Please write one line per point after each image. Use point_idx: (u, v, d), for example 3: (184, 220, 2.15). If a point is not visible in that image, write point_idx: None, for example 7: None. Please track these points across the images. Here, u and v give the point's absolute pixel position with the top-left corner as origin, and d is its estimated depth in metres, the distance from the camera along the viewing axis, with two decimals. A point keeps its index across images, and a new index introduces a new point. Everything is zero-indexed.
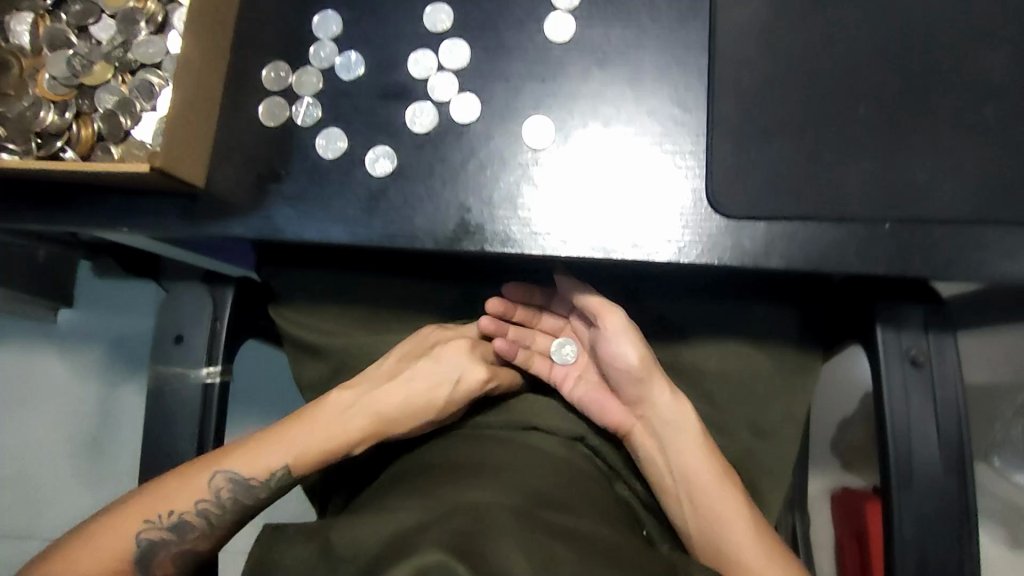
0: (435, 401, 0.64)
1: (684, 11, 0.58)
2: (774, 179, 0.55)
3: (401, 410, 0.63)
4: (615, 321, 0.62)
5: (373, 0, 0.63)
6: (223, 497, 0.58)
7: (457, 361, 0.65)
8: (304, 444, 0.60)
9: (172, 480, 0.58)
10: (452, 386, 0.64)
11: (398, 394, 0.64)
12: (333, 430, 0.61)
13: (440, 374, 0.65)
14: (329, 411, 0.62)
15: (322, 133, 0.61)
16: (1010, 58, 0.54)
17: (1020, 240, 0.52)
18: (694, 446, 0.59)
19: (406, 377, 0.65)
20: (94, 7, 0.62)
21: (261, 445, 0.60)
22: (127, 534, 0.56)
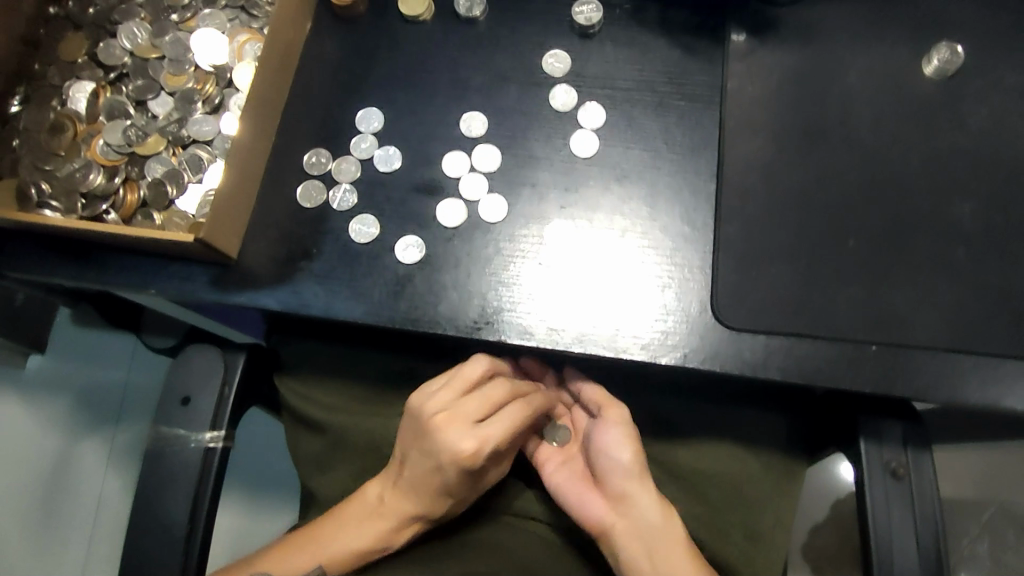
0: (443, 483, 0.61)
1: (697, 141, 0.65)
2: (773, 298, 0.60)
3: (422, 499, 0.62)
4: (616, 414, 0.64)
5: (414, 102, 0.69)
6: None
7: (441, 440, 0.60)
8: (336, 546, 0.61)
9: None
10: (450, 462, 0.60)
11: (411, 483, 0.62)
12: (361, 529, 0.62)
13: (428, 459, 0.61)
14: (360, 506, 0.63)
15: (356, 218, 0.65)
16: (980, 208, 0.61)
17: (991, 372, 0.57)
18: (680, 553, 0.60)
19: (412, 464, 0.62)
20: (155, 84, 0.67)
21: (294, 552, 0.62)
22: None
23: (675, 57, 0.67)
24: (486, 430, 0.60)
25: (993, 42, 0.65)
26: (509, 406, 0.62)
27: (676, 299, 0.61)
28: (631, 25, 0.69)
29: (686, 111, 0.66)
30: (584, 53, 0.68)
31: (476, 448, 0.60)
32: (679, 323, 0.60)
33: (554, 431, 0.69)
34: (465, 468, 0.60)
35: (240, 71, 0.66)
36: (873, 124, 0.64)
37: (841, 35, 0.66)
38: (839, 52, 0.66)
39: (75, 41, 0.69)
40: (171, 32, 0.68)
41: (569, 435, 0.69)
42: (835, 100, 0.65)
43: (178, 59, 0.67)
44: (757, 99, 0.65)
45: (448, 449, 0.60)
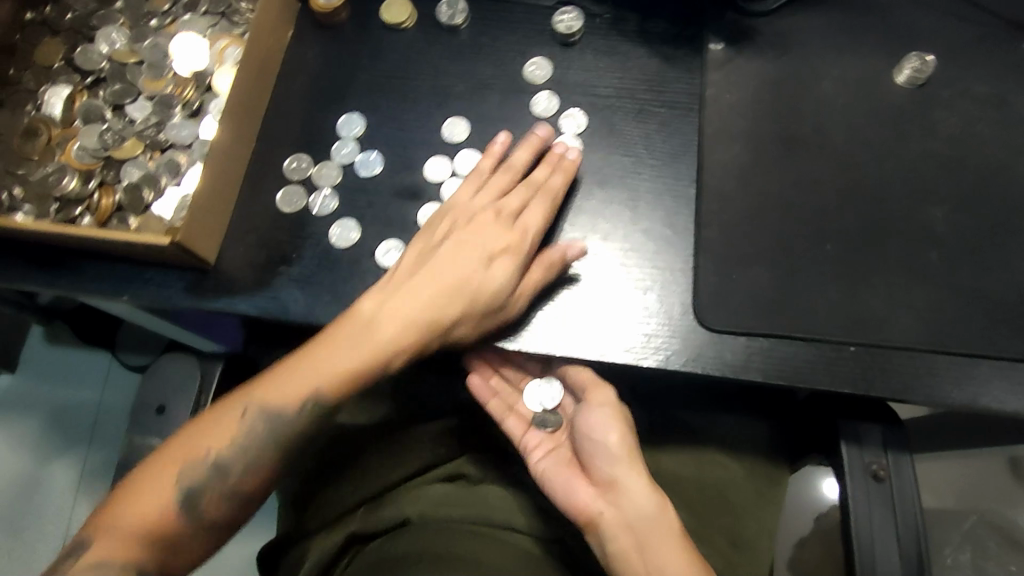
0: (477, 284, 0.56)
1: (677, 147, 0.66)
2: (753, 301, 0.60)
3: (438, 312, 0.56)
4: (603, 396, 0.62)
5: (396, 109, 0.69)
6: (258, 432, 0.54)
7: (484, 232, 0.58)
8: (331, 363, 0.55)
9: (201, 425, 0.54)
10: (480, 253, 0.57)
11: (432, 286, 0.56)
12: (359, 346, 0.55)
13: (466, 255, 0.57)
14: (353, 323, 0.56)
15: (337, 223, 0.65)
16: (952, 212, 0.62)
17: (965, 371, 0.58)
18: (672, 543, 0.57)
19: (436, 271, 0.57)
20: (132, 89, 0.67)
21: (291, 372, 0.55)
22: (162, 480, 0.51)
23: (654, 66, 0.68)
24: (525, 221, 0.60)
25: (962, 53, 0.67)
26: (533, 204, 0.61)
27: (658, 302, 0.61)
28: (611, 34, 0.70)
29: (666, 118, 0.67)
30: (565, 62, 0.69)
31: (517, 243, 0.58)
32: (661, 326, 0.60)
33: (543, 416, 0.66)
34: (498, 260, 0.57)
35: (220, 77, 0.66)
36: (848, 131, 0.65)
37: (816, 45, 0.68)
38: (813, 61, 0.67)
39: (52, 45, 0.68)
40: (150, 37, 0.68)
41: (558, 420, 0.66)
42: (810, 107, 0.66)
43: (157, 64, 0.67)
44: (734, 105, 0.66)
45: (481, 247, 0.57)
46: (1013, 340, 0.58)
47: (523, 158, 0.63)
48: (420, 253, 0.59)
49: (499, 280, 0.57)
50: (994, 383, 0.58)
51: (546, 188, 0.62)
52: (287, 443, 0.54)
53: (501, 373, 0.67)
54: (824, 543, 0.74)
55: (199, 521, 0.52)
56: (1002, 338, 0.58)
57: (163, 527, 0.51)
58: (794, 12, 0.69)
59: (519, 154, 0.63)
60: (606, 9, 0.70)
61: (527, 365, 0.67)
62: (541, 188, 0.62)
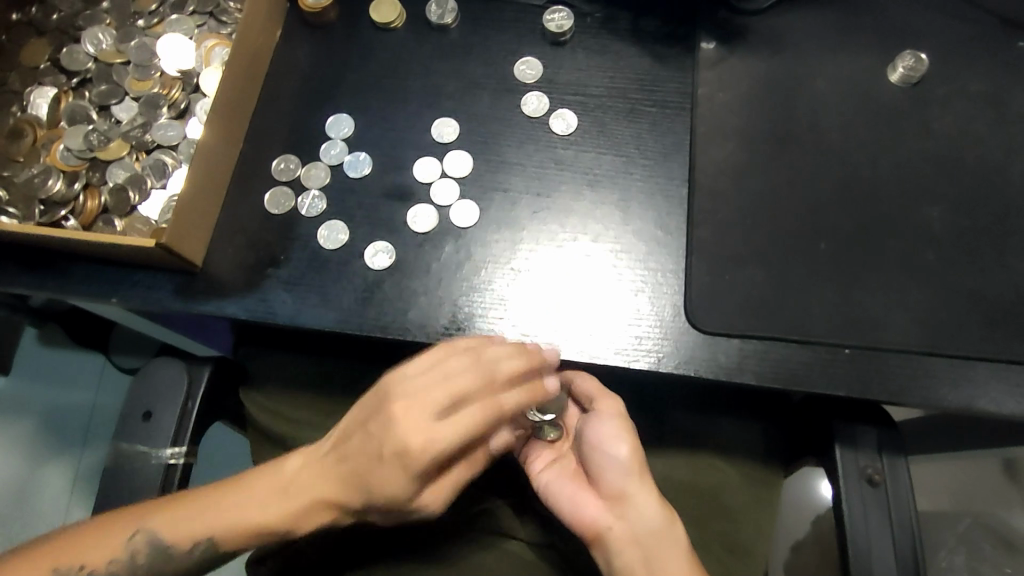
0: (376, 482, 0.51)
1: (668, 147, 0.65)
2: (747, 302, 0.60)
3: (343, 500, 0.53)
4: (611, 407, 0.61)
5: (385, 109, 0.68)
6: (138, 563, 0.52)
7: (404, 434, 0.50)
8: (235, 512, 0.54)
9: (96, 525, 0.53)
10: (390, 455, 0.50)
11: (346, 467, 0.53)
12: (266, 501, 0.54)
13: (381, 442, 0.51)
14: (275, 480, 0.55)
15: (325, 224, 0.64)
16: (947, 212, 0.62)
17: (961, 373, 0.57)
18: (678, 559, 0.56)
19: (354, 449, 0.53)
20: (119, 89, 0.66)
21: (199, 508, 0.54)
22: (34, 574, 0.51)
23: (646, 65, 0.68)
24: (441, 429, 0.50)
25: (957, 51, 0.67)
26: (472, 405, 0.52)
27: (649, 303, 0.61)
28: (602, 33, 0.69)
29: (657, 118, 0.66)
30: (555, 61, 0.68)
31: (424, 446, 0.50)
32: (652, 327, 0.60)
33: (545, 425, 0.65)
34: (402, 472, 0.50)
35: (207, 77, 0.65)
36: (842, 130, 0.64)
37: (809, 44, 0.67)
38: (807, 60, 0.67)
39: (39, 46, 0.68)
40: (137, 37, 0.67)
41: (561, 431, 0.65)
42: (804, 105, 0.65)
43: (144, 64, 0.66)
44: (726, 104, 0.65)
45: (394, 441, 0.50)
46: (1009, 341, 0.58)
47: (500, 351, 0.53)
48: (365, 408, 0.53)
49: (395, 487, 0.51)
50: (992, 385, 0.57)
51: (491, 390, 0.52)
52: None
53: None
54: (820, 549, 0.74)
55: None
56: (999, 339, 0.58)
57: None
58: (787, 10, 0.68)
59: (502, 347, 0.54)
60: (597, 8, 0.70)
61: None
62: (483, 379, 0.52)
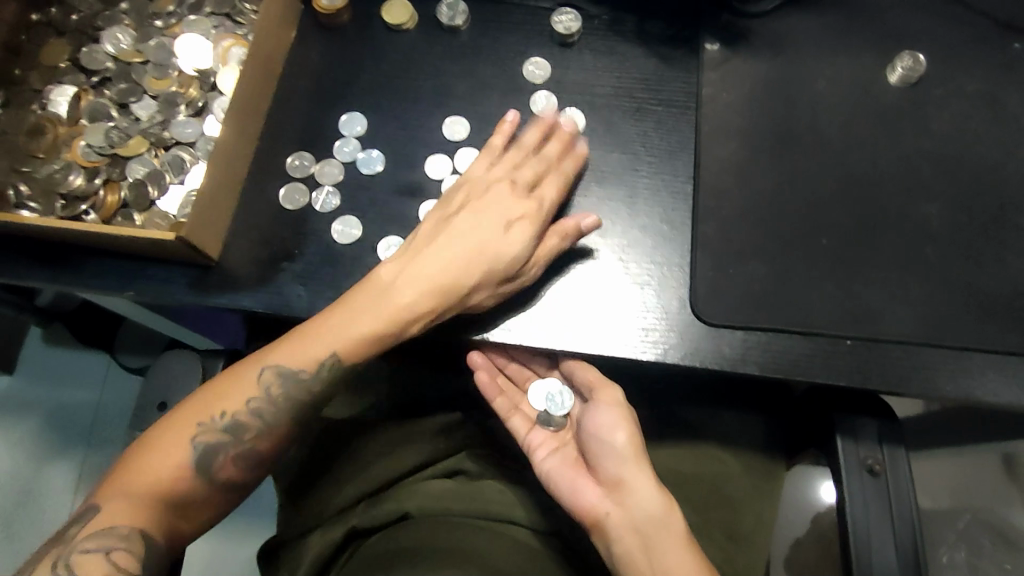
0: (492, 244, 0.58)
1: (674, 144, 0.67)
2: (750, 295, 0.61)
3: (456, 276, 0.57)
4: (611, 396, 0.63)
5: (397, 108, 0.70)
6: (275, 394, 0.55)
7: (502, 197, 0.60)
8: (345, 327, 0.56)
9: (222, 382, 0.56)
10: (469, 204, 0.60)
11: (450, 245, 0.58)
12: (377, 309, 0.56)
13: (485, 200, 0.60)
14: (373, 286, 0.57)
15: (339, 220, 0.66)
16: (945, 209, 0.63)
17: (959, 365, 0.59)
18: (676, 544, 0.57)
19: (450, 239, 0.58)
20: (138, 88, 0.68)
21: (309, 334, 0.56)
22: (184, 439, 0.53)
23: (652, 66, 0.70)
24: (538, 195, 0.61)
25: (954, 54, 0.68)
26: (549, 175, 0.63)
27: (655, 296, 0.62)
28: (609, 34, 0.71)
29: (662, 117, 0.68)
30: (563, 61, 0.70)
31: (534, 210, 0.60)
32: (658, 320, 0.61)
33: (548, 413, 0.67)
34: (504, 222, 0.59)
35: (225, 76, 0.67)
36: (842, 129, 0.66)
37: (810, 46, 0.69)
38: (808, 61, 0.68)
39: (57, 46, 0.69)
40: (155, 37, 0.69)
41: (564, 419, 0.67)
42: (806, 105, 0.67)
43: (162, 63, 0.68)
44: (730, 104, 0.67)
45: (502, 216, 0.59)
46: (1006, 334, 0.59)
47: (531, 136, 0.64)
48: (437, 222, 0.60)
49: (516, 249, 0.58)
50: (989, 376, 0.59)
51: (552, 162, 0.63)
52: (302, 407, 0.56)
53: (506, 370, 0.68)
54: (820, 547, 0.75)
55: (210, 481, 0.54)
56: (996, 332, 0.59)
57: (177, 483, 0.52)
58: (789, 13, 0.70)
59: (528, 137, 0.64)
60: (604, 11, 0.72)
61: (534, 361, 0.68)
62: (551, 161, 0.63)
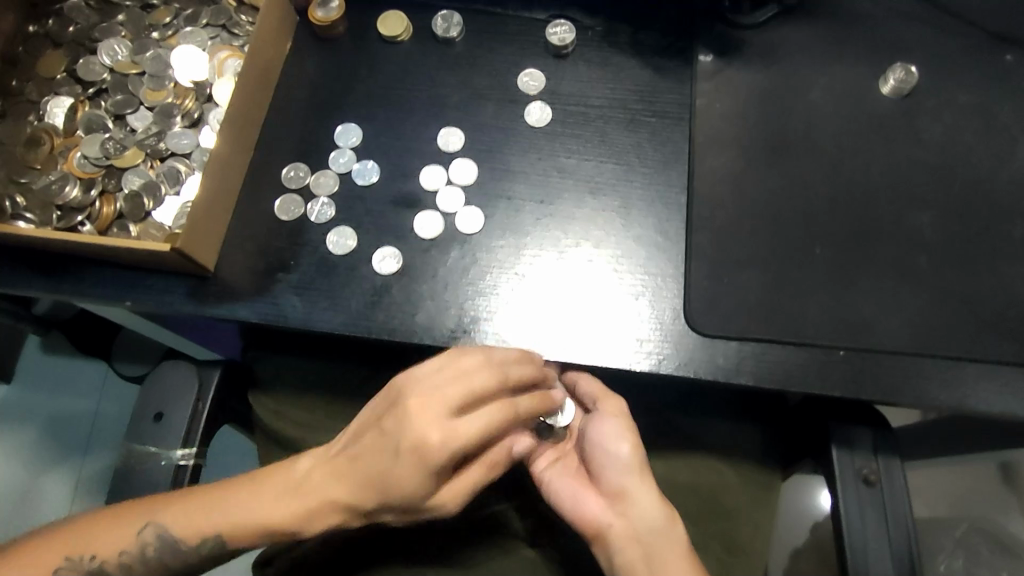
0: (390, 478, 0.53)
1: (667, 156, 0.67)
2: (745, 306, 0.61)
3: (351, 497, 0.54)
4: (615, 407, 0.62)
5: (393, 119, 0.70)
6: (148, 554, 0.55)
7: (421, 422, 0.52)
8: (235, 512, 0.55)
9: (114, 515, 0.56)
10: (397, 413, 0.53)
11: (363, 460, 0.54)
12: (277, 502, 0.55)
13: (420, 384, 0.54)
14: (285, 479, 0.56)
15: (334, 230, 0.66)
16: (938, 218, 0.64)
17: (953, 374, 0.59)
18: (676, 555, 0.58)
19: (366, 450, 0.54)
20: (134, 99, 0.68)
21: (209, 503, 0.56)
22: (47, 562, 0.53)
23: (646, 77, 0.70)
24: (464, 425, 0.53)
25: (945, 64, 0.69)
26: (491, 404, 0.54)
27: (650, 308, 0.62)
28: (603, 46, 0.71)
29: (656, 128, 0.68)
30: (558, 72, 0.71)
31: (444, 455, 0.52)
32: (652, 331, 0.61)
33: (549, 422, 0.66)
34: (416, 462, 0.52)
35: (221, 87, 0.67)
36: (835, 139, 0.66)
37: (803, 56, 0.69)
38: (802, 72, 0.69)
39: (55, 57, 0.70)
40: (152, 49, 0.69)
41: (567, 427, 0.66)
42: (799, 115, 0.67)
43: (158, 74, 0.68)
44: (724, 114, 0.67)
45: (411, 436, 0.52)
46: (999, 343, 0.59)
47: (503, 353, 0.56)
48: (365, 449, 0.54)
49: (411, 484, 0.52)
50: (982, 384, 0.59)
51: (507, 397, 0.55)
52: (181, 564, 0.57)
53: None
54: (818, 552, 0.77)
55: None
56: (989, 341, 0.60)
57: None
58: (782, 24, 0.71)
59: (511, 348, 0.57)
60: (598, 22, 0.72)
61: None
62: (503, 391, 0.55)
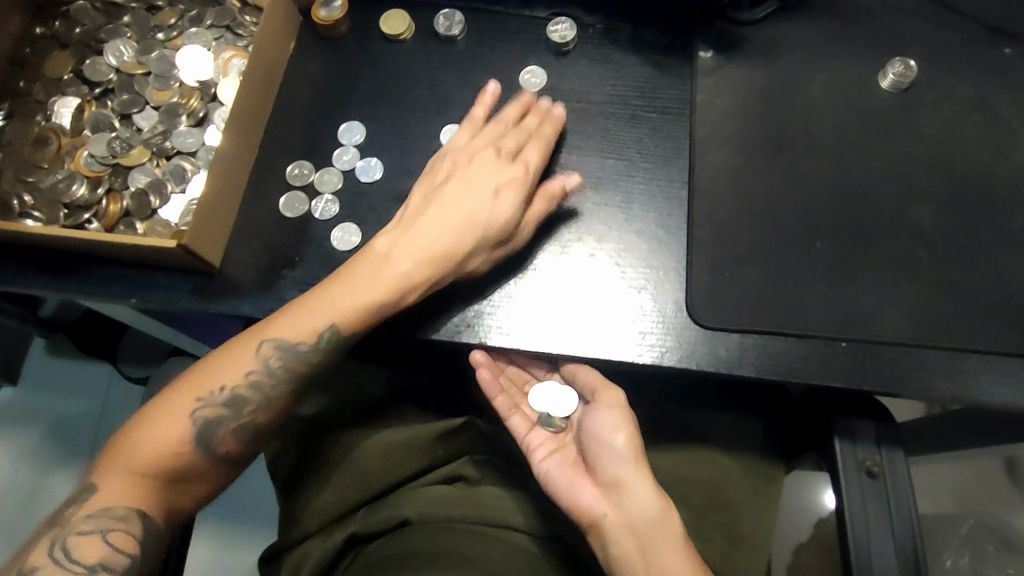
0: (482, 210, 0.60)
1: (669, 150, 0.68)
2: (746, 299, 0.62)
3: (458, 239, 0.59)
4: (612, 398, 0.64)
5: (396, 117, 0.71)
6: (274, 366, 0.57)
7: (486, 165, 0.62)
8: (342, 297, 0.58)
9: (219, 356, 0.58)
10: (455, 175, 0.63)
11: (443, 218, 0.60)
12: (377, 279, 0.58)
13: (475, 147, 0.64)
14: (372, 258, 0.59)
15: (338, 227, 0.67)
16: (938, 211, 0.64)
17: (954, 366, 0.59)
18: (672, 548, 0.58)
19: (441, 202, 0.61)
20: (140, 98, 0.69)
21: (305, 305, 0.58)
22: (181, 415, 0.55)
23: (647, 73, 0.71)
24: (524, 159, 0.64)
25: (944, 59, 0.69)
26: (531, 142, 0.65)
27: (652, 300, 0.63)
28: (604, 42, 0.72)
29: (657, 123, 0.69)
30: (559, 69, 0.71)
31: (523, 171, 0.63)
32: (655, 324, 0.62)
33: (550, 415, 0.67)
34: (491, 187, 0.61)
35: (225, 86, 0.68)
36: (834, 133, 0.67)
37: (803, 52, 0.70)
38: (801, 67, 0.69)
39: (61, 58, 0.70)
40: (157, 49, 0.70)
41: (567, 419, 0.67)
42: (799, 110, 0.68)
43: (164, 74, 0.69)
44: (724, 109, 0.68)
45: (476, 159, 0.63)
46: (1000, 335, 0.60)
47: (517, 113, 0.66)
48: (428, 189, 0.63)
49: (507, 209, 0.60)
50: (983, 376, 0.59)
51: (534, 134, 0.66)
52: (299, 376, 0.58)
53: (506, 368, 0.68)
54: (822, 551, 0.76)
55: (210, 455, 0.56)
56: (990, 332, 0.60)
57: (175, 463, 0.54)
58: (781, 21, 0.71)
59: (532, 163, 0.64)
60: (599, 19, 0.73)
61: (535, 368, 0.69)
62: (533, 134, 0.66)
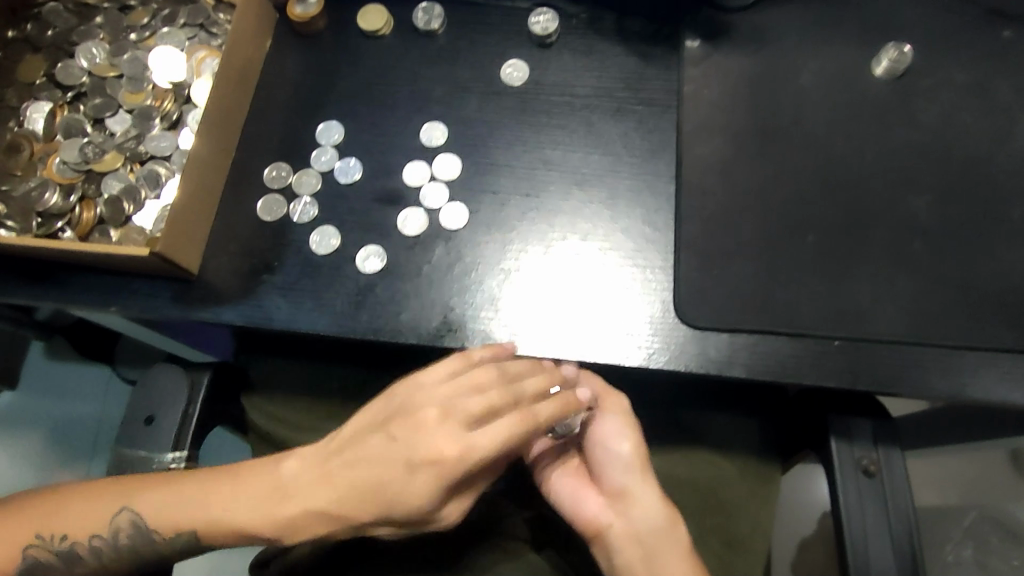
0: (398, 489, 0.54)
1: (655, 144, 0.66)
2: (736, 297, 0.60)
3: (354, 506, 0.55)
4: (615, 405, 0.61)
5: (375, 115, 0.69)
6: (121, 539, 0.57)
7: (439, 440, 0.53)
8: (220, 514, 0.56)
9: (85, 499, 0.57)
10: (399, 428, 0.55)
11: (352, 484, 0.55)
12: (261, 509, 0.56)
13: (433, 402, 0.55)
14: (270, 480, 0.57)
15: (317, 230, 0.65)
16: (935, 201, 0.62)
17: (950, 363, 0.57)
18: (678, 556, 0.57)
19: (370, 458, 0.55)
20: (113, 102, 0.67)
21: (183, 499, 0.57)
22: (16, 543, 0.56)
23: (633, 65, 0.68)
24: (477, 438, 0.53)
25: (940, 43, 0.67)
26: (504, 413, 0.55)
27: (638, 301, 0.61)
28: (588, 33, 0.70)
29: (643, 117, 0.67)
30: (541, 62, 0.69)
31: (459, 455, 0.53)
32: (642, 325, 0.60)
33: None
34: (410, 475, 0.54)
35: (198, 87, 0.66)
36: (827, 123, 0.65)
37: (793, 39, 0.67)
38: (791, 55, 0.67)
39: (34, 62, 0.69)
40: (129, 51, 0.68)
41: None
42: (790, 99, 0.65)
43: (137, 77, 0.67)
44: (712, 100, 0.66)
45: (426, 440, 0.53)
46: (998, 330, 0.58)
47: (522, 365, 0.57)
48: (377, 414, 0.57)
49: (421, 493, 0.53)
50: (983, 373, 0.57)
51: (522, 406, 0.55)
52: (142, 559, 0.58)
53: None
54: None
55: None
56: (988, 327, 0.58)
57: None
58: (770, 6, 0.69)
59: (495, 433, 0.54)
60: (582, 9, 0.70)
61: None
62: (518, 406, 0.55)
